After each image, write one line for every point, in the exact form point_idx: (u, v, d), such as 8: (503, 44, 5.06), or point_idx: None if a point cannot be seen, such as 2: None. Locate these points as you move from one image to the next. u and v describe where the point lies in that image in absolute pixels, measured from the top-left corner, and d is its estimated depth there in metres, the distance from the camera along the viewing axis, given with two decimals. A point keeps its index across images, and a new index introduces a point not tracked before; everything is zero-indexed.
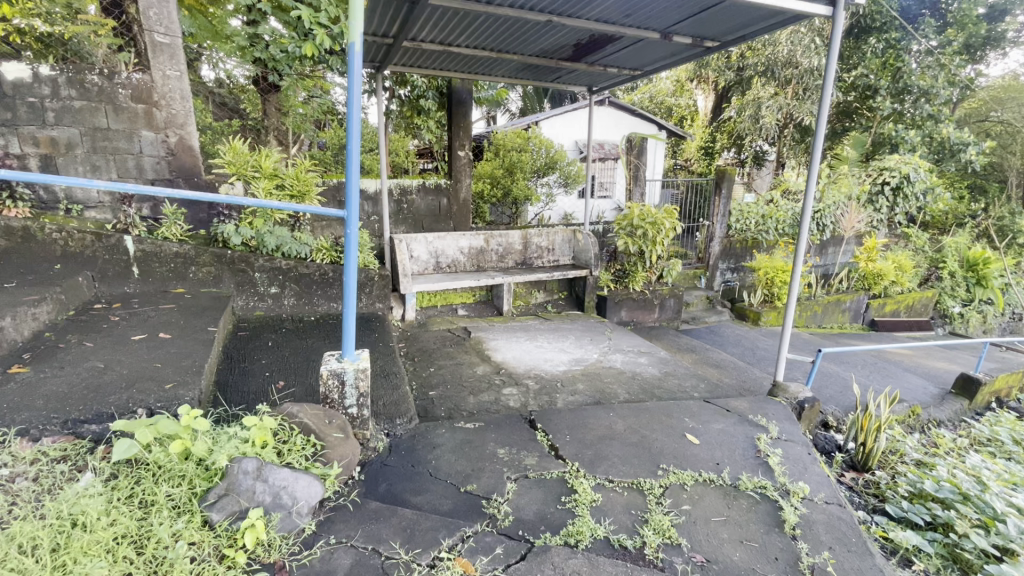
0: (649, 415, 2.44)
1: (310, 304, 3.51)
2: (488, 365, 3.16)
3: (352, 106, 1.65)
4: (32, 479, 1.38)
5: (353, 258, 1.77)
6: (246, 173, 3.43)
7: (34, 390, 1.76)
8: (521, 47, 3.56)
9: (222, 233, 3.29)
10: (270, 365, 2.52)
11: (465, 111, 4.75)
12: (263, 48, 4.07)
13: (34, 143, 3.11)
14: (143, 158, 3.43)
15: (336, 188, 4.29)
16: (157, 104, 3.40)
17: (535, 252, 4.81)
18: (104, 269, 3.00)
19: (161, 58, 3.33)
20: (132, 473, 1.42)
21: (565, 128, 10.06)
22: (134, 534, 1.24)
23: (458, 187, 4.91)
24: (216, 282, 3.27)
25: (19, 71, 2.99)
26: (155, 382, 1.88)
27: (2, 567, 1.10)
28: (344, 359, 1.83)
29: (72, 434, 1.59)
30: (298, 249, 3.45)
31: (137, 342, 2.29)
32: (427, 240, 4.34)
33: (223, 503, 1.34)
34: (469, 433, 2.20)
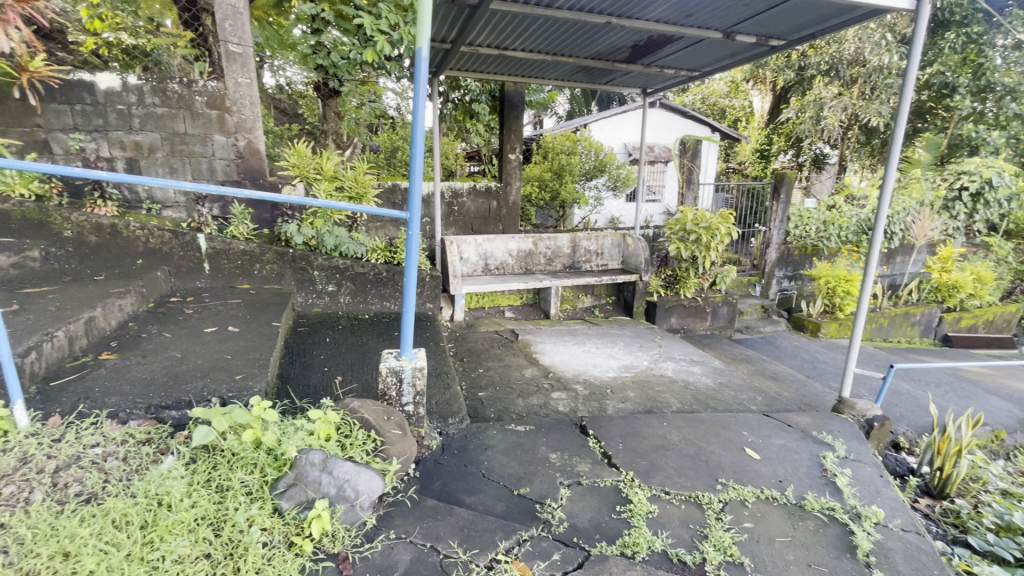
0: (705, 427, 2.36)
1: (364, 303, 3.63)
2: (537, 368, 3.16)
3: (417, 111, 1.69)
4: (123, 458, 1.49)
5: (414, 260, 1.81)
6: (308, 175, 3.57)
7: (121, 375, 1.91)
8: (576, 49, 3.54)
9: (285, 232, 3.44)
10: (328, 360, 2.61)
11: (518, 114, 4.78)
12: (325, 55, 4.23)
13: (121, 147, 3.36)
14: (215, 161, 3.59)
15: (391, 191, 4.42)
16: (229, 110, 3.54)
17: (584, 255, 4.77)
18: (179, 264, 3.20)
19: (234, 67, 3.46)
20: (209, 459, 1.51)
21: (614, 131, 9.96)
22: (212, 517, 1.32)
23: (507, 190, 4.95)
24: (279, 279, 3.42)
25: (111, 81, 3.23)
26: (226, 373, 1.99)
27: (98, 541, 1.19)
28: (402, 358, 1.88)
29: (154, 418, 1.70)
30: (355, 249, 3.57)
31: (209, 334, 2.43)
32: (477, 242, 4.40)
33: (291, 492, 1.40)
34: (520, 436, 2.19)
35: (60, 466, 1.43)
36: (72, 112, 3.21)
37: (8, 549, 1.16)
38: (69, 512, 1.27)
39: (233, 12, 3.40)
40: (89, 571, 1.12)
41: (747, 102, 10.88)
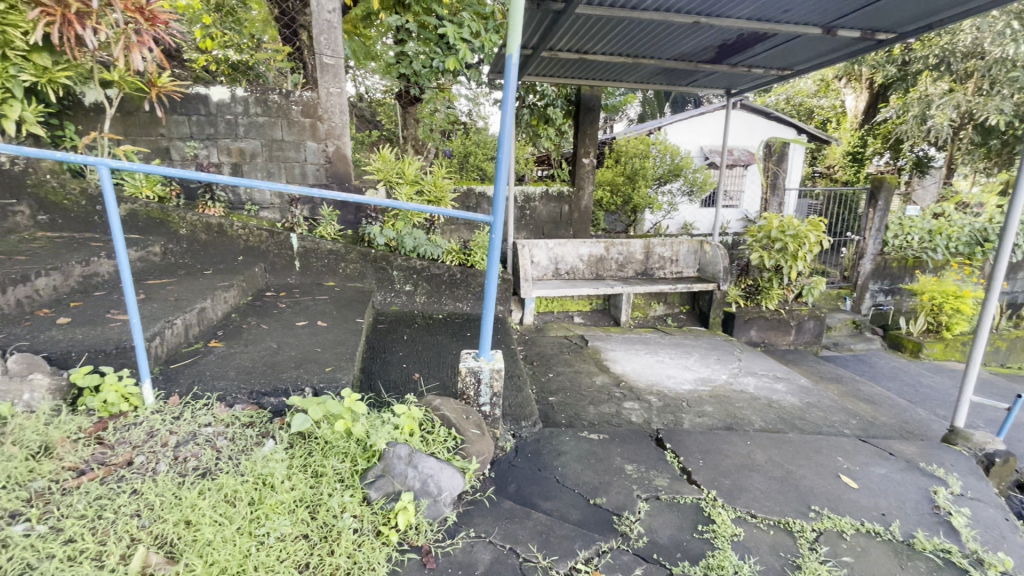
0: (793, 449, 2.21)
1: (438, 303, 3.75)
2: (608, 376, 3.10)
3: (505, 114, 1.81)
4: (230, 439, 1.63)
5: (495, 263, 1.89)
6: (391, 179, 3.72)
7: (228, 362, 2.08)
8: (659, 51, 3.46)
9: (369, 233, 3.62)
10: (406, 357, 2.71)
11: (594, 118, 4.73)
12: (407, 64, 4.32)
13: (228, 153, 3.68)
14: (307, 166, 3.82)
15: (466, 196, 4.54)
16: (321, 118, 3.75)
17: (657, 261, 4.63)
18: (273, 261, 3.45)
19: (326, 78, 3.66)
20: (305, 445, 1.62)
21: (690, 133, 9.63)
22: (308, 500, 1.43)
23: (580, 195, 4.91)
24: (361, 277, 3.60)
25: (222, 94, 3.55)
26: (318, 364, 2.11)
27: (214, 512, 1.32)
28: (481, 358, 1.91)
29: (256, 403, 1.83)
30: (432, 251, 3.68)
31: (301, 327, 2.60)
32: (548, 246, 4.39)
33: (379, 483, 1.49)
34: (594, 444, 2.16)
35: (179, 442, 1.59)
36: (189, 122, 3.55)
37: (141, 513, 1.30)
38: (188, 483, 1.41)
39: (328, 27, 3.59)
40: (207, 540, 1.25)
41: (837, 101, 10.12)
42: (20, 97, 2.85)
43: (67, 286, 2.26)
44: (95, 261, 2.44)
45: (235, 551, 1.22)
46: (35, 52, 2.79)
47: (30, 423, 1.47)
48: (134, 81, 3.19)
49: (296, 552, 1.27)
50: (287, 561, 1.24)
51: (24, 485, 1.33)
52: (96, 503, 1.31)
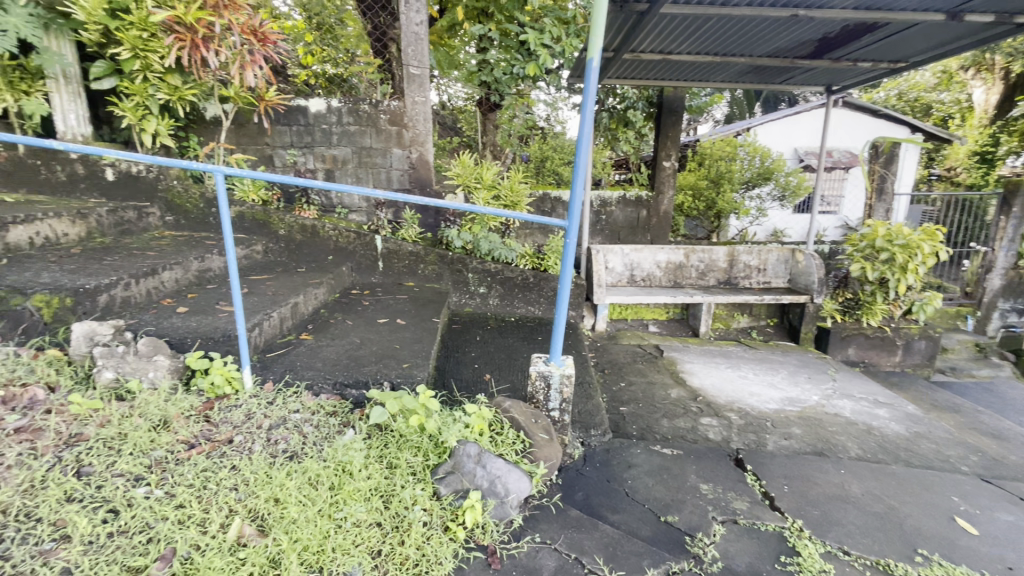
0: (896, 483, 1.98)
1: (511, 306, 3.80)
2: (684, 389, 2.96)
3: (584, 118, 1.84)
4: (316, 426, 1.75)
5: (569, 267, 1.90)
6: (469, 184, 3.82)
7: (316, 353, 2.24)
8: (751, 48, 3.27)
9: (447, 236, 3.73)
10: (478, 358, 2.77)
11: (677, 119, 4.61)
12: (489, 71, 4.44)
13: (322, 160, 3.95)
14: (392, 171, 4.01)
15: (542, 200, 4.55)
16: (406, 126, 3.93)
17: (742, 270, 4.37)
18: (360, 261, 3.66)
19: (413, 88, 3.83)
20: (382, 437, 1.71)
21: (782, 134, 9.01)
22: (383, 489, 1.51)
23: (659, 200, 4.76)
24: (438, 278, 3.72)
25: (320, 105, 3.83)
26: (396, 360, 2.21)
27: (299, 493, 1.43)
28: (552, 363, 1.92)
29: (339, 393, 1.96)
30: (506, 254, 3.73)
31: (382, 324, 2.74)
32: (624, 252, 4.29)
33: (450, 479, 1.55)
34: (667, 460, 2.08)
35: (272, 425, 1.73)
36: (290, 132, 3.86)
37: (237, 487, 1.43)
38: (278, 464, 1.53)
39: (416, 39, 3.75)
40: (292, 518, 1.35)
41: (963, 95, 9.00)
42: (156, 113, 3.27)
43: (186, 279, 2.54)
44: (209, 258, 2.73)
45: (317, 531, 1.32)
46: (169, 73, 3.18)
47: (153, 399, 1.67)
48: (247, 96, 3.51)
49: (370, 538, 1.35)
50: (362, 547, 1.32)
51: (146, 453, 1.51)
52: (202, 474, 1.46)
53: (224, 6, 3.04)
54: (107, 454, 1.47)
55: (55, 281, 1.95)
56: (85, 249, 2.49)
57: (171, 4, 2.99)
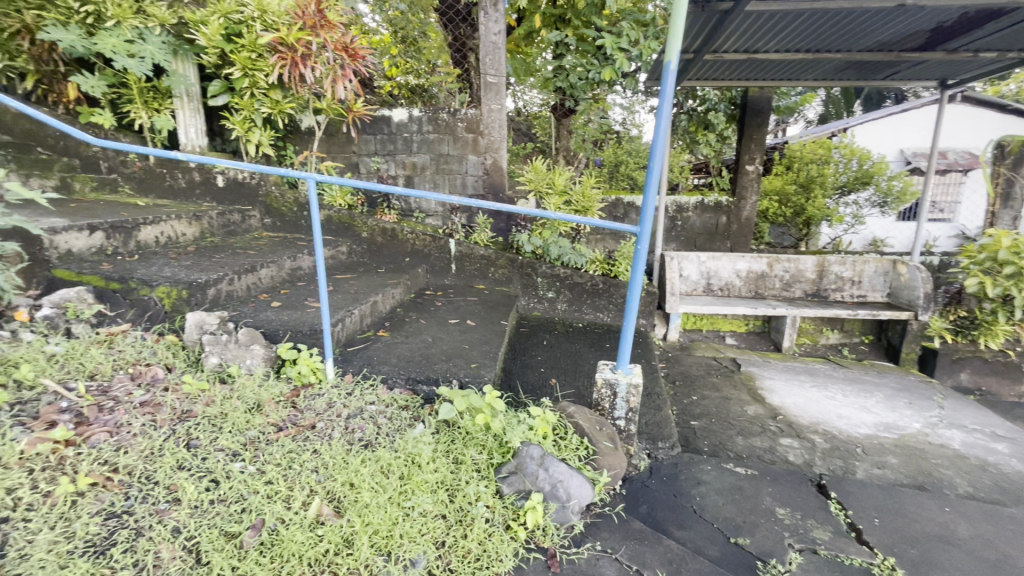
0: (1015, 529, 1.75)
1: (580, 312, 3.78)
2: (762, 406, 2.79)
3: (659, 122, 1.81)
4: (389, 418, 1.85)
5: (639, 273, 1.88)
6: (541, 189, 3.86)
7: (391, 350, 2.36)
8: (849, 43, 3.02)
9: (518, 241, 3.79)
10: (544, 362, 2.78)
11: (763, 121, 4.38)
12: (564, 77, 4.45)
13: (402, 167, 4.15)
14: (467, 177, 4.12)
15: (614, 206, 4.48)
16: (482, 133, 4.03)
17: (833, 282, 4.04)
18: (434, 264, 3.80)
19: (489, 96, 3.93)
20: (449, 433, 1.78)
21: (887, 133, 8.20)
22: (448, 483, 1.57)
23: (741, 206, 4.52)
24: (508, 282, 3.78)
25: (402, 115, 4.04)
26: (465, 360, 2.28)
27: (372, 479, 1.52)
28: (618, 371, 1.91)
29: (412, 389, 2.06)
30: (576, 259, 3.72)
31: (453, 324, 2.83)
32: (701, 260, 4.12)
33: (512, 479, 1.59)
34: (740, 479, 1.98)
35: (350, 414, 1.86)
36: (375, 140, 4.10)
37: (318, 470, 1.55)
38: (354, 451, 1.64)
39: (494, 48, 3.85)
40: (365, 502, 1.44)
41: None
42: (259, 125, 3.61)
43: (280, 276, 2.78)
44: (300, 257, 2.96)
45: (386, 517, 1.40)
46: (272, 89, 3.51)
47: (250, 384, 1.85)
48: (337, 108, 3.78)
49: (434, 529, 1.42)
50: (427, 536, 1.39)
51: (243, 431, 1.67)
52: (288, 455, 1.59)
53: (321, 26, 3.38)
54: (210, 430, 1.65)
55: (175, 275, 2.22)
56: (199, 247, 2.80)
57: (277, 28, 3.33)
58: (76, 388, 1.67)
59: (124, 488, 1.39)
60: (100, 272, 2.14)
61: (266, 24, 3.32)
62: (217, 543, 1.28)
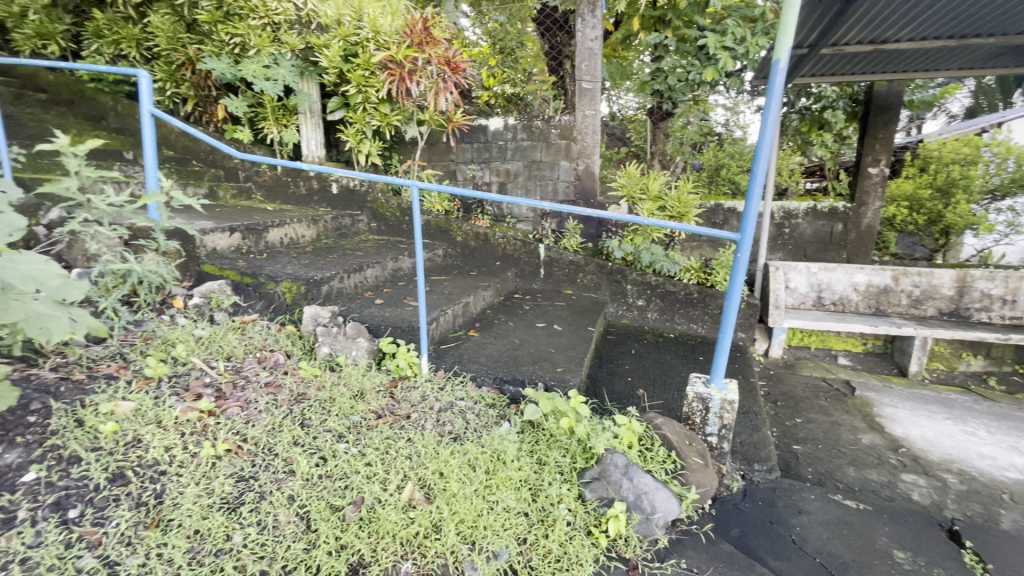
0: None
1: (671, 321, 3.65)
2: (880, 436, 2.50)
3: (765, 123, 1.71)
4: (477, 414, 1.94)
5: (738, 283, 1.79)
6: (634, 195, 3.79)
7: (480, 349, 2.45)
8: (1005, 26, 2.62)
9: (608, 247, 3.75)
10: (631, 371, 2.72)
11: (890, 118, 3.95)
12: (663, 79, 4.32)
13: (496, 173, 4.27)
14: (559, 183, 4.13)
15: (713, 211, 4.25)
16: (575, 139, 4.03)
17: (977, 300, 3.51)
18: (523, 268, 3.87)
19: (584, 102, 3.93)
20: (534, 434, 1.82)
21: None
22: (531, 482, 1.60)
23: (861, 212, 4.09)
24: (597, 288, 3.75)
25: (498, 123, 4.17)
26: (551, 364, 2.30)
27: (459, 471, 1.59)
28: (711, 385, 1.84)
29: (499, 388, 2.14)
30: (669, 267, 3.62)
31: (540, 328, 2.87)
32: (811, 270, 3.78)
33: (595, 485, 1.58)
34: (850, 513, 1.80)
35: (441, 407, 1.97)
36: (471, 149, 4.27)
37: (411, 457, 1.66)
38: (444, 442, 1.73)
39: (590, 54, 3.85)
40: (453, 491, 1.52)
41: None
42: (370, 136, 3.93)
43: (383, 275, 3.00)
44: (401, 259, 3.17)
45: (472, 507, 1.47)
46: (382, 103, 3.81)
47: (355, 372, 2.03)
48: (439, 119, 4.00)
49: (517, 525, 1.46)
50: (509, 531, 1.43)
51: (348, 415, 1.84)
52: (386, 441, 1.72)
53: (427, 42, 3.62)
54: (321, 412, 1.83)
55: (296, 273, 2.50)
56: (315, 248, 3.11)
57: (388, 47, 3.64)
58: (217, 367, 1.94)
59: (251, 455, 1.59)
60: (237, 268, 2.47)
61: (379, 44, 3.63)
62: (325, 514, 1.42)
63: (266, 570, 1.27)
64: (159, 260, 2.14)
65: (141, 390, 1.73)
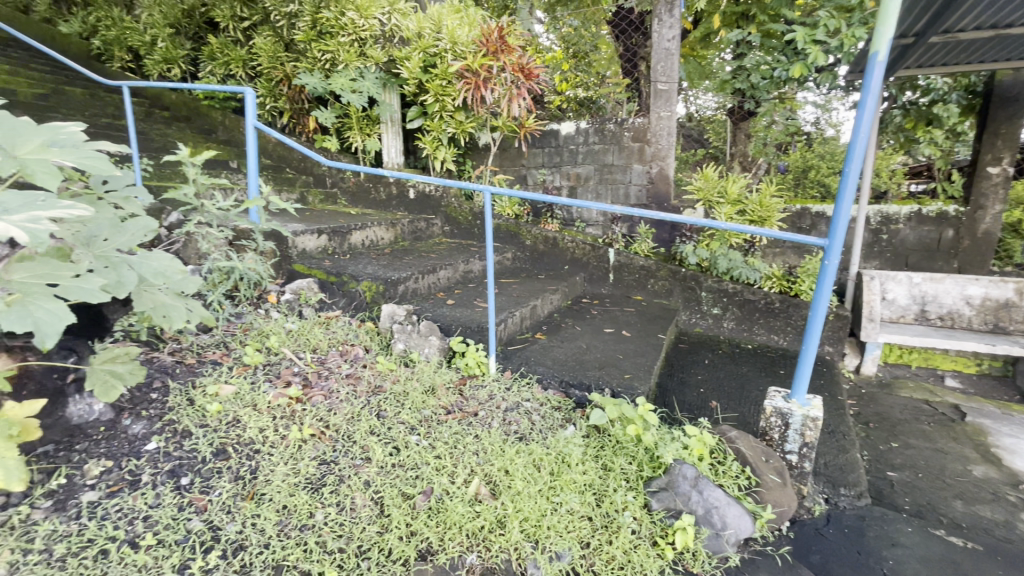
0: None
1: (749, 332, 3.47)
2: (996, 469, 2.22)
3: (860, 120, 1.59)
4: (542, 416, 1.96)
5: (825, 291, 1.67)
6: (711, 199, 3.63)
7: (548, 352, 2.47)
8: None
9: (681, 252, 3.62)
10: (704, 382, 2.61)
11: (1015, 111, 3.52)
12: (745, 78, 4.09)
13: (566, 178, 4.26)
14: (631, 187, 4.04)
15: (799, 215, 3.98)
16: (649, 142, 3.92)
17: None
18: (592, 272, 3.83)
19: (659, 103, 3.83)
20: (600, 439, 1.80)
21: None
22: (595, 487, 1.59)
23: (977, 216, 3.66)
24: (668, 295, 3.63)
25: (570, 128, 4.16)
26: (618, 370, 2.27)
27: (524, 471, 1.62)
28: (793, 400, 1.73)
29: (564, 392, 2.15)
30: (748, 274, 3.46)
31: (608, 334, 2.84)
32: (913, 281, 3.43)
33: (663, 495, 1.55)
34: (955, 552, 1.62)
35: (508, 407, 2.01)
36: (543, 153, 4.30)
37: (478, 453, 1.71)
38: (510, 442, 1.77)
39: (666, 54, 3.77)
40: (518, 489, 1.55)
41: None
42: (445, 143, 4.08)
43: (454, 277, 3.10)
44: (471, 261, 3.26)
45: (536, 507, 1.49)
46: (457, 111, 3.94)
47: (427, 369, 2.12)
48: (512, 125, 4.08)
49: (580, 528, 1.46)
50: (572, 533, 1.44)
51: (420, 409, 1.92)
52: (455, 436, 1.78)
53: (502, 50, 3.71)
54: (395, 404, 1.93)
55: (376, 272, 2.65)
56: (393, 250, 3.28)
57: (465, 57, 3.78)
58: (304, 358, 2.11)
59: (332, 441, 1.72)
60: (324, 268, 2.66)
61: (456, 54, 3.79)
62: (398, 501, 1.50)
63: (344, 548, 1.37)
64: (257, 259, 2.36)
65: (240, 375, 1.92)
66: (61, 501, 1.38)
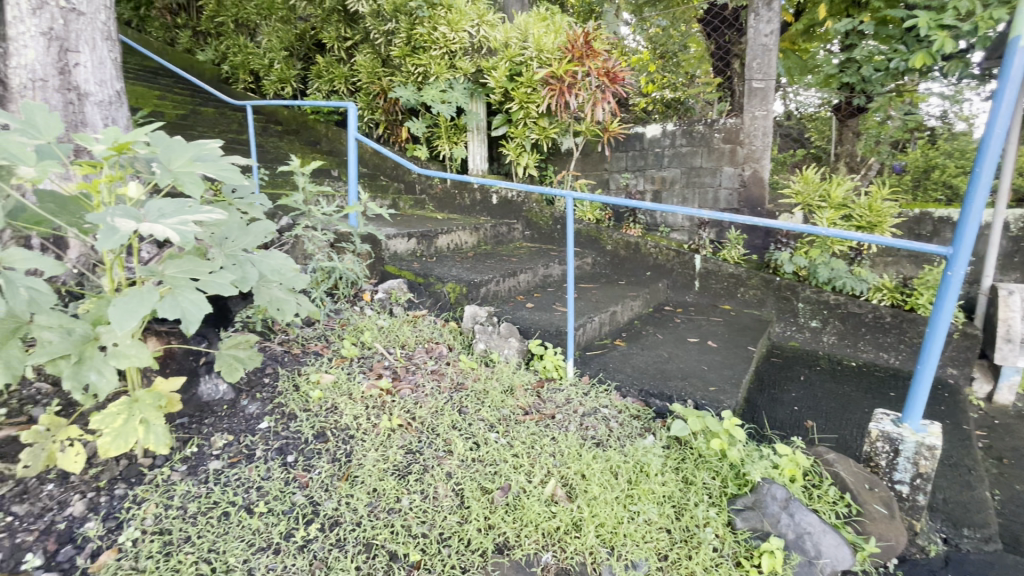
0: None
1: (853, 348, 3.18)
2: None
3: (996, 113, 1.42)
4: (620, 424, 1.94)
5: (947, 304, 1.50)
6: (811, 203, 3.35)
7: (627, 359, 2.43)
8: None
9: (776, 259, 3.40)
10: (799, 399, 2.43)
11: None
12: (854, 71, 3.76)
13: (651, 181, 4.16)
14: (720, 190, 3.85)
15: (917, 221, 3.56)
16: (741, 142, 3.73)
17: None
18: (676, 279, 3.69)
19: (754, 102, 3.63)
20: (681, 450, 1.75)
21: None
22: (675, 499, 1.55)
23: None
24: (760, 305, 3.42)
25: (656, 130, 4.06)
26: (703, 381, 2.18)
27: (600, 476, 1.61)
28: (904, 426, 1.58)
29: (644, 400, 2.11)
30: (854, 285, 3.17)
31: (692, 343, 2.73)
32: None
33: (748, 514, 1.48)
34: None
35: (586, 412, 2.01)
36: (626, 157, 4.22)
37: (555, 455, 1.73)
38: (587, 446, 1.76)
39: (764, 50, 3.58)
40: (594, 494, 1.54)
41: None
42: (528, 149, 4.16)
43: (534, 281, 3.14)
44: (551, 266, 3.28)
45: (612, 514, 1.48)
46: (541, 118, 4.01)
47: (507, 370, 2.18)
48: (595, 129, 4.03)
49: (658, 540, 1.44)
50: (650, 544, 1.42)
51: (499, 408, 1.98)
52: (532, 437, 1.81)
53: (587, 55, 3.71)
54: (476, 402, 2.01)
55: (460, 275, 2.77)
56: (475, 253, 3.39)
57: (550, 63, 3.83)
58: (394, 353, 2.26)
59: (418, 432, 1.82)
60: (412, 270, 2.82)
61: (542, 62, 3.85)
62: (477, 494, 1.56)
63: (427, 533, 1.45)
64: (355, 260, 2.57)
65: (339, 366, 2.10)
66: (193, 466, 1.60)
